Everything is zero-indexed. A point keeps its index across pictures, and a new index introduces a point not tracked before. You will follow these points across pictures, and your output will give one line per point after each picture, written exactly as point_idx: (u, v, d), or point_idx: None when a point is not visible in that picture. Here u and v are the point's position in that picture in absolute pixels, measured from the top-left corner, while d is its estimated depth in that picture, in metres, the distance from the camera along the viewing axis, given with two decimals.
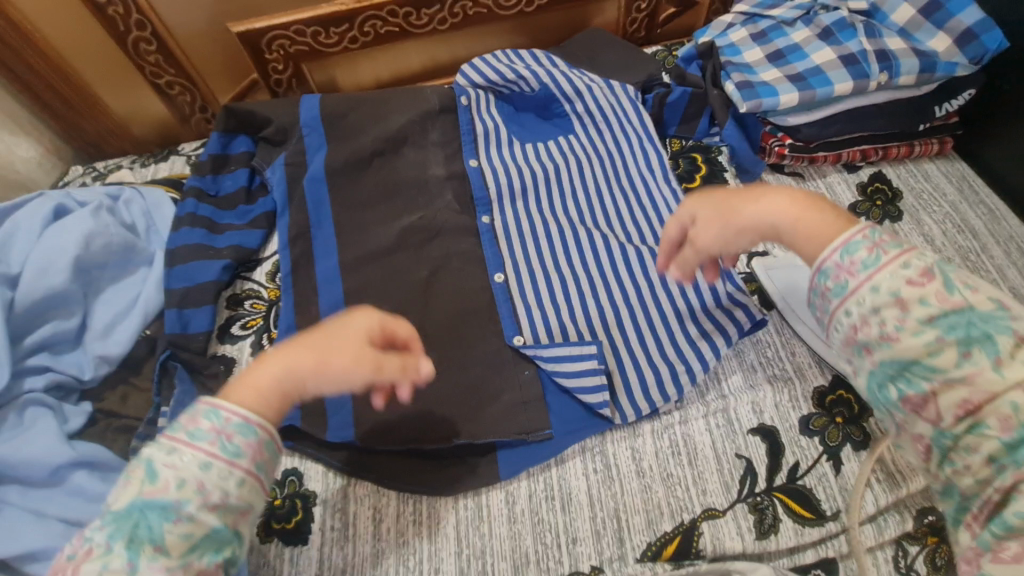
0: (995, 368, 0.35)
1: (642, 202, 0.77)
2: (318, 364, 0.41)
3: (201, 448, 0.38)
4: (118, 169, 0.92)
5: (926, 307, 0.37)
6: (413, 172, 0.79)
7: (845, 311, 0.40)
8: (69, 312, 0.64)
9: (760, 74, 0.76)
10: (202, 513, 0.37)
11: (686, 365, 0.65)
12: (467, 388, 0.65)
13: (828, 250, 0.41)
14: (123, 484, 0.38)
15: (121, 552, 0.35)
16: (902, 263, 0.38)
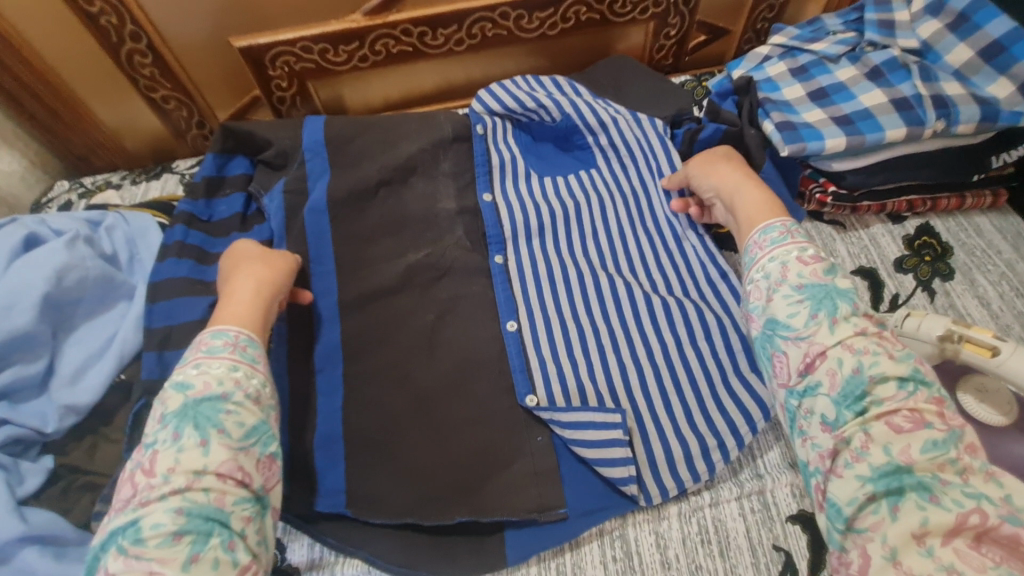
0: (831, 325, 0.47)
1: (668, 249, 0.70)
2: (244, 268, 0.58)
3: (225, 356, 0.49)
4: (106, 185, 0.87)
5: (800, 276, 0.50)
6: (422, 205, 0.73)
7: (751, 277, 0.54)
8: (35, 354, 0.57)
9: (802, 114, 0.70)
10: (248, 404, 0.47)
11: (719, 442, 0.59)
12: (472, 453, 0.59)
13: (753, 231, 0.57)
14: (168, 399, 0.46)
15: (191, 434, 0.44)
16: (798, 247, 0.53)
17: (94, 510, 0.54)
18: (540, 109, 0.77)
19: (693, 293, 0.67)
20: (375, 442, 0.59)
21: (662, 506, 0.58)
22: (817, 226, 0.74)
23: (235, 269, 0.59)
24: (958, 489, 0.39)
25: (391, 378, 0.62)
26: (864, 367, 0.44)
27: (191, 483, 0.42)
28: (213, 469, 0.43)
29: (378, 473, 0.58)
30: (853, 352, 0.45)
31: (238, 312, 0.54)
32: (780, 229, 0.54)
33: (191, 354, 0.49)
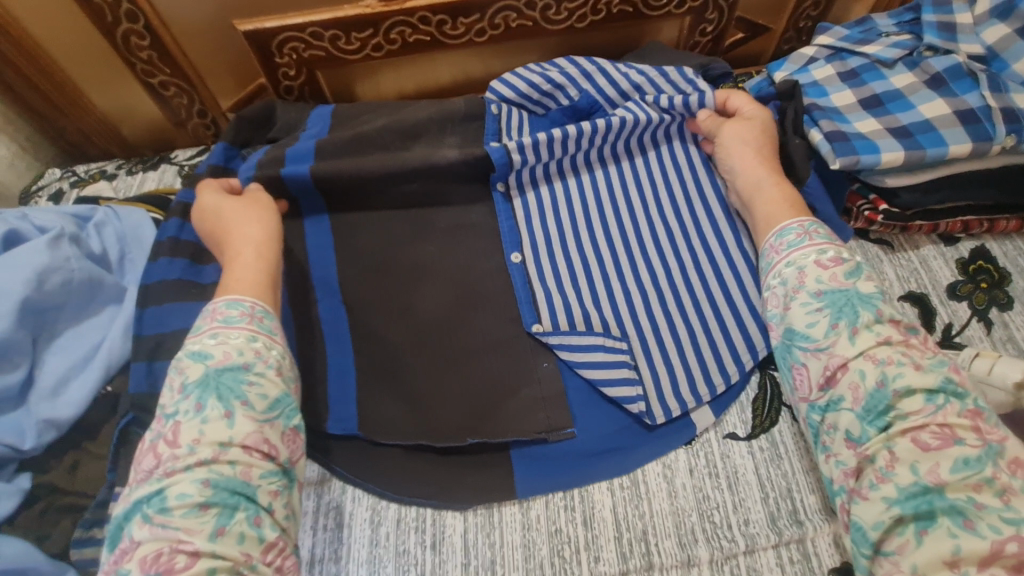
0: (850, 336, 0.42)
1: (710, 248, 0.64)
2: (241, 224, 0.56)
3: (243, 327, 0.45)
4: (100, 175, 0.82)
5: (818, 284, 0.45)
6: (419, 156, 0.66)
7: (767, 285, 0.49)
8: (12, 364, 0.52)
9: (854, 124, 0.65)
10: (272, 374, 0.44)
11: (720, 364, 0.60)
12: (480, 378, 0.60)
13: (769, 235, 0.52)
14: (181, 372, 0.43)
15: (215, 406, 0.40)
16: (819, 249, 0.48)
17: (74, 535, 0.50)
18: (556, 90, 0.74)
19: (707, 224, 0.65)
20: (382, 372, 0.61)
21: (670, 434, 0.58)
22: (862, 245, 0.69)
23: (224, 232, 0.56)
24: (997, 514, 0.35)
25: (390, 308, 0.64)
26: (888, 379, 0.40)
27: (216, 455, 0.39)
28: (239, 442, 0.40)
29: (380, 394, 0.60)
30: (876, 363, 0.41)
31: (253, 281, 0.51)
32: (797, 231, 0.49)
33: (206, 323, 0.46)
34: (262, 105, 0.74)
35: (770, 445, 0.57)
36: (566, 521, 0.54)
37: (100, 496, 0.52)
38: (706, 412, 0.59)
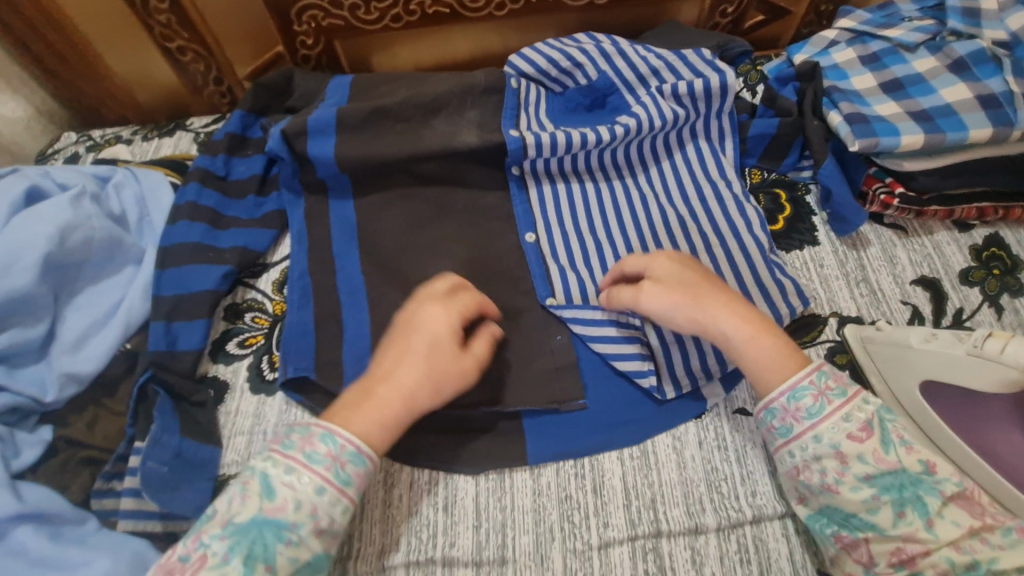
0: (927, 527, 0.42)
1: (719, 230, 0.66)
2: (404, 359, 0.49)
3: (319, 472, 0.43)
4: (116, 140, 0.82)
5: (864, 465, 0.44)
6: (440, 140, 0.68)
7: (789, 451, 0.47)
8: (35, 319, 0.53)
9: (874, 107, 0.65)
10: (311, 537, 0.43)
11: None
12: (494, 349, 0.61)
13: (777, 393, 0.47)
14: (239, 497, 0.43)
15: (238, 565, 0.40)
16: (845, 416, 0.45)
17: (94, 487, 0.51)
18: (574, 69, 0.74)
19: (716, 209, 0.68)
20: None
21: (679, 407, 0.59)
22: (876, 231, 0.68)
23: (399, 334, 0.51)
24: None
25: (407, 281, 0.65)
26: (981, 564, 0.41)
27: None
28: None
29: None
30: (960, 552, 0.42)
31: (370, 413, 0.47)
32: (814, 395, 0.46)
33: (294, 448, 0.44)
34: (283, 72, 0.74)
35: None
36: (576, 488, 0.55)
37: (120, 450, 0.53)
38: (717, 388, 0.59)
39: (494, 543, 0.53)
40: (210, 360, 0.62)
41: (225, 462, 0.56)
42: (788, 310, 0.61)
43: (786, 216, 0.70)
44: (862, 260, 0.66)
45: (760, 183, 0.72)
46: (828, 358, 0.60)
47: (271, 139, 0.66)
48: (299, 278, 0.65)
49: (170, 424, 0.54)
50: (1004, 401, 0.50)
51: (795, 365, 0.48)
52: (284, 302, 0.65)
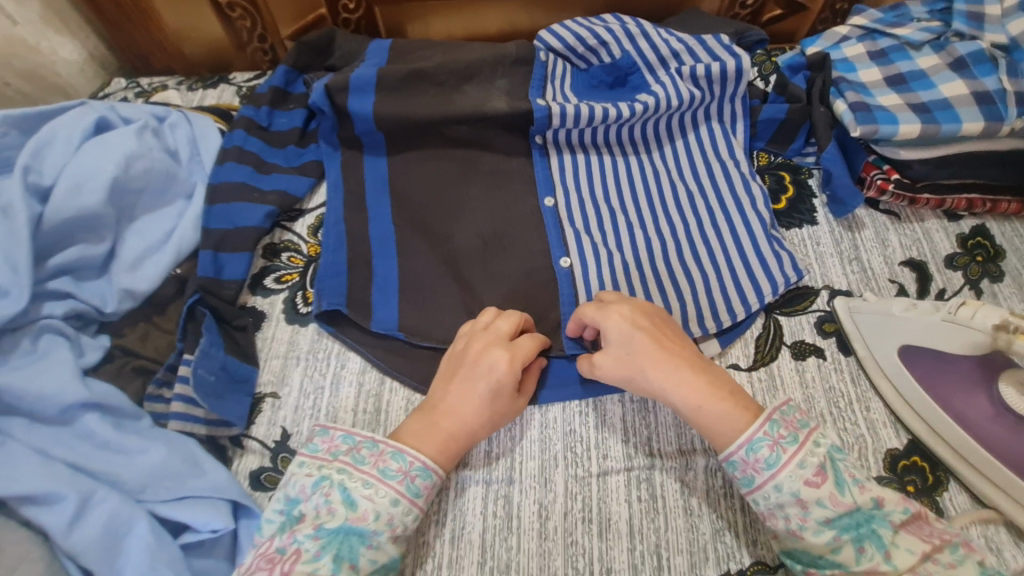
0: (887, 559, 0.45)
1: (725, 206, 0.71)
2: (465, 400, 0.54)
3: (393, 485, 0.49)
4: (162, 88, 0.86)
5: (823, 510, 0.47)
6: (471, 104, 0.73)
7: (754, 499, 0.50)
8: (99, 238, 0.59)
9: (877, 97, 0.71)
10: (389, 542, 0.48)
11: (729, 306, 0.66)
12: (511, 299, 0.67)
13: (735, 446, 0.49)
14: (324, 506, 0.48)
15: (329, 562, 0.45)
16: (799, 463, 0.48)
17: (147, 390, 0.57)
18: (600, 47, 0.78)
19: (724, 187, 0.73)
20: (414, 287, 0.67)
21: None
22: (872, 215, 0.73)
23: (465, 373, 0.55)
24: None
25: (434, 234, 0.70)
26: None
27: None
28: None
29: (419, 294, 0.66)
30: None
31: (434, 439, 0.52)
32: (770, 446, 0.48)
33: (369, 463, 0.50)
34: (325, 31, 0.79)
35: (768, 377, 0.63)
36: (580, 424, 0.60)
37: (169, 362, 0.58)
38: (714, 343, 0.65)
39: (502, 465, 0.58)
40: (249, 292, 0.67)
41: (261, 381, 0.61)
42: (783, 282, 0.66)
43: (788, 197, 0.75)
44: (856, 241, 0.72)
45: (766, 165, 0.77)
46: (817, 326, 0.66)
47: (315, 93, 0.71)
48: (335, 225, 0.69)
49: (216, 342, 0.60)
50: (971, 362, 0.57)
51: (746, 421, 0.50)
52: (318, 244, 0.70)
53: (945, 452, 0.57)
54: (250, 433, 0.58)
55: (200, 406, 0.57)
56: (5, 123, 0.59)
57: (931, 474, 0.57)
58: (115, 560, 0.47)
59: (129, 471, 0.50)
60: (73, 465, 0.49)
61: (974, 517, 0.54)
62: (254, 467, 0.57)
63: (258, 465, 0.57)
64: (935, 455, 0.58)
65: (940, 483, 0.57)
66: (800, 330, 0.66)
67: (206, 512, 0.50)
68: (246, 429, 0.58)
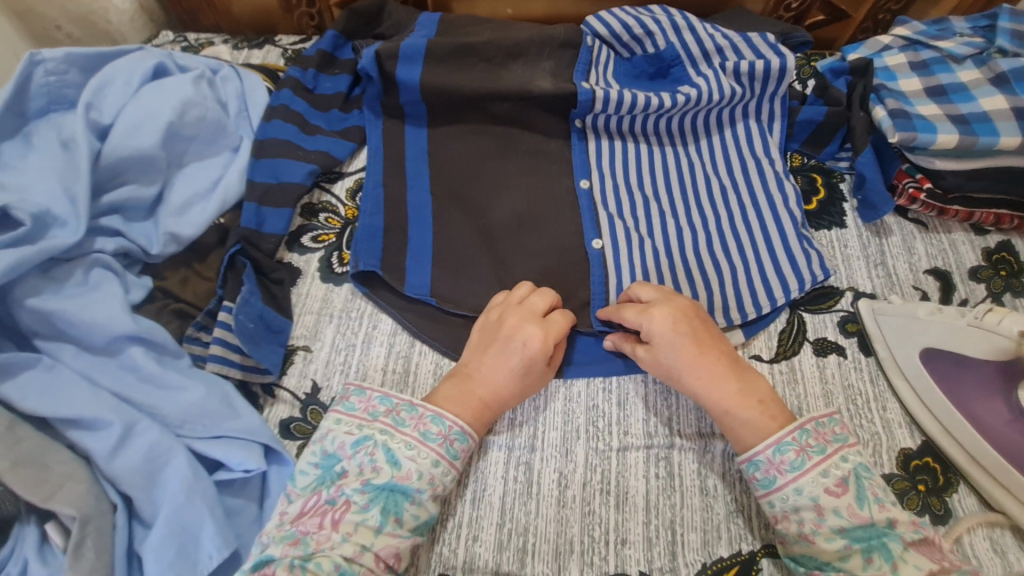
0: (893, 571, 0.45)
1: (756, 202, 0.73)
2: (498, 371, 0.55)
3: (433, 448, 0.51)
4: (208, 44, 0.87)
5: (839, 519, 0.48)
6: (517, 83, 0.74)
7: (770, 501, 0.51)
8: (150, 180, 0.61)
9: (916, 106, 0.72)
10: (430, 500, 0.50)
11: (755, 299, 0.67)
12: (542, 275, 0.68)
13: (762, 446, 0.51)
14: (368, 465, 0.50)
15: (377, 514, 0.47)
16: (822, 471, 0.49)
17: (186, 332, 0.58)
18: (645, 37, 0.79)
19: (756, 183, 0.74)
20: (448, 256, 0.68)
21: None
22: (900, 222, 0.74)
23: (499, 346, 0.57)
24: None
25: (471, 206, 0.71)
26: None
27: (357, 555, 0.46)
28: (375, 549, 0.47)
29: (452, 263, 0.67)
30: None
31: (467, 406, 0.54)
32: (797, 450, 0.50)
33: (409, 425, 0.52)
34: (376, 0, 0.80)
35: (789, 369, 0.64)
36: (602, 400, 0.62)
37: (209, 307, 0.59)
38: (739, 333, 0.66)
39: (525, 432, 0.60)
40: (286, 249, 0.67)
41: (294, 334, 0.63)
42: (809, 280, 0.68)
43: (820, 199, 0.76)
44: (882, 247, 0.73)
45: (799, 166, 0.78)
46: (840, 325, 0.67)
47: (365, 58, 0.72)
48: (374, 189, 0.70)
49: (256, 291, 0.61)
50: (993, 368, 0.58)
51: (772, 427, 0.52)
52: (356, 208, 0.70)
53: (958, 454, 0.59)
54: (282, 384, 0.59)
55: (237, 351, 0.58)
56: (67, 62, 0.60)
57: (943, 475, 0.58)
58: (153, 489, 0.49)
59: (170, 407, 0.52)
60: (119, 395, 0.51)
61: (981, 519, 0.56)
62: (284, 416, 0.58)
63: (288, 415, 0.58)
64: (947, 457, 0.59)
65: (950, 485, 0.58)
66: (823, 327, 0.67)
67: (240, 452, 0.51)
68: (278, 378, 0.60)
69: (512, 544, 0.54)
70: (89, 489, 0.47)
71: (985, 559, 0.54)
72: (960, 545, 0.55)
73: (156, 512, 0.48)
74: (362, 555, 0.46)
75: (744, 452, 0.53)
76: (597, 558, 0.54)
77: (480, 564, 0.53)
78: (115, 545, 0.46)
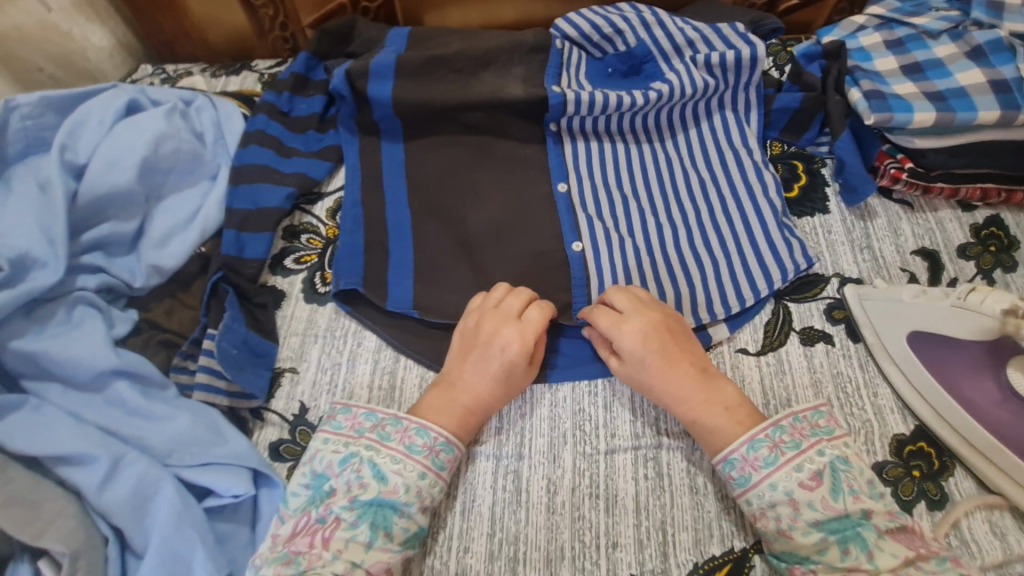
0: (870, 560, 0.46)
1: (736, 194, 0.72)
2: (479, 376, 0.56)
3: (419, 460, 0.51)
4: (187, 74, 0.88)
5: (813, 512, 0.49)
6: (488, 91, 0.74)
7: (747, 499, 0.51)
8: (129, 215, 0.62)
9: (892, 86, 0.71)
10: (419, 512, 0.51)
11: (739, 292, 0.66)
12: (522, 281, 0.68)
13: (737, 444, 0.52)
14: (355, 481, 0.50)
15: (366, 530, 0.48)
16: (796, 467, 0.50)
17: (173, 362, 0.60)
18: (615, 35, 0.79)
19: (735, 174, 0.73)
20: (429, 267, 0.68)
21: None
22: (884, 204, 0.73)
23: (478, 353, 0.57)
24: None
25: (449, 217, 0.71)
26: None
27: (349, 571, 0.46)
28: (366, 565, 0.47)
29: (433, 274, 0.68)
30: None
31: (453, 413, 0.55)
32: (769, 446, 0.51)
33: (395, 440, 0.52)
34: (345, 20, 0.80)
35: (776, 361, 0.64)
36: (588, 403, 0.62)
37: (193, 335, 0.61)
38: (723, 328, 0.66)
39: (512, 441, 0.60)
40: (270, 273, 0.68)
41: (280, 356, 0.63)
42: (793, 269, 0.67)
43: (801, 185, 0.75)
44: (868, 230, 0.72)
45: (779, 154, 0.77)
46: (826, 312, 0.66)
47: (336, 78, 0.73)
48: (352, 208, 0.71)
49: (238, 317, 0.62)
50: (981, 348, 0.58)
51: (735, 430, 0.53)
52: (337, 227, 0.71)
53: (951, 437, 0.58)
54: (270, 407, 0.60)
55: (223, 377, 0.59)
56: (42, 105, 0.62)
57: (937, 460, 0.57)
58: (143, 519, 0.50)
59: (156, 438, 0.53)
60: (106, 429, 0.52)
61: (978, 502, 0.55)
62: (273, 439, 0.59)
63: (277, 437, 0.59)
64: (942, 441, 0.58)
65: (946, 469, 0.57)
66: (809, 316, 0.66)
67: (228, 478, 0.52)
68: (266, 402, 0.61)
69: (503, 554, 0.54)
70: (79, 524, 0.48)
71: (984, 543, 0.53)
72: (958, 530, 0.54)
73: (148, 542, 0.49)
74: (353, 571, 0.46)
75: (717, 453, 0.54)
76: (588, 563, 0.54)
77: (472, 575, 0.54)
78: None
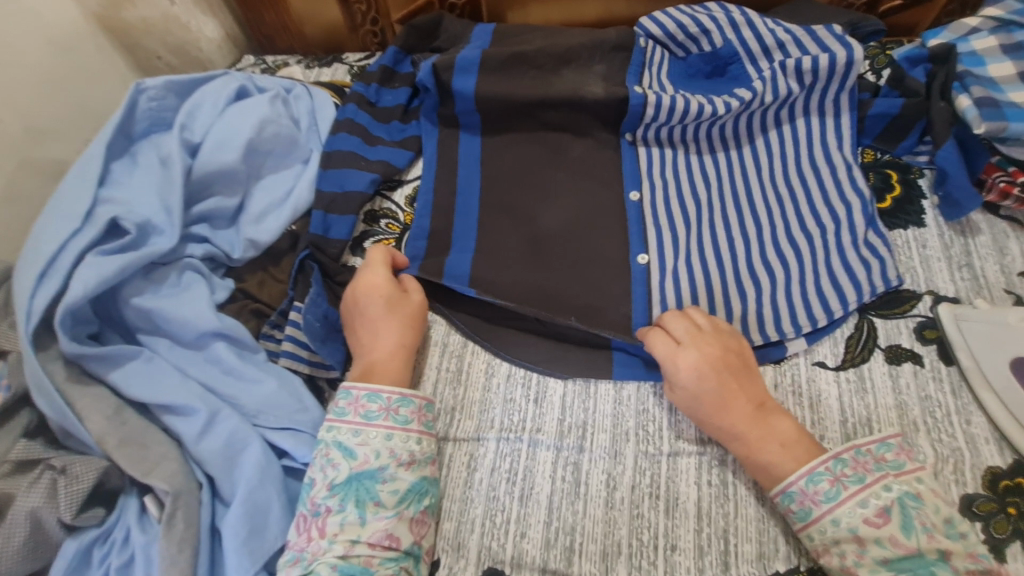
0: None
1: (822, 203, 0.69)
2: (380, 324, 0.61)
3: (380, 423, 0.54)
4: (284, 65, 0.94)
5: (881, 549, 0.47)
6: (569, 89, 0.75)
7: (808, 533, 0.50)
8: (232, 192, 0.68)
9: (1008, 94, 0.67)
10: (400, 470, 0.53)
11: (819, 304, 0.64)
12: (586, 284, 0.68)
13: (795, 476, 0.51)
14: (328, 465, 0.53)
15: (353, 508, 0.50)
16: (860, 501, 0.49)
17: (263, 330, 0.64)
18: (701, 36, 0.77)
19: (820, 182, 0.70)
20: (498, 257, 0.70)
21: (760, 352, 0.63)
22: (990, 220, 0.68)
23: (361, 314, 0.62)
24: None
25: (518, 214, 0.72)
26: None
27: (349, 550, 0.49)
28: (365, 539, 0.50)
29: (499, 271, 0.68)
30: None
31: (391, 369, 0.59)
32: (830, 480, 0.50)
33: (351, 413, 0.54)
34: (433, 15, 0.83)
35: (857, 378, 0.61)
36: (654, 404, 0.61)
37: (282, 307, 0.65)
38: (801, 341, 0.63)
39: (575, 434, 0.60)
40: (351, 252, 0.72)
41: None
42: (874, 284, 0.64)
43: (895, 196, 0.71)
44: (968, 247, 0.67)
45: (872, 162, 0.74)
46: (916, 331, 0.63)
47: (423, 71, 0.76)
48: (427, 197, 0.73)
49: (322, 293, 0.65)
50: None
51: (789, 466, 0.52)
52: (414, 214, 0.74)
53: None
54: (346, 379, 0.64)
55: (307, 348, 0.63)
56: (165, 88, 0.68)
57: None
58: (232, 471, 0.54)
59: (247, 397, 0.57)
60: (205, 385, 0.57)
61: None
62: None
63: None
64: None
65: None
66: (896, 333, 0.63)
67: (306, 446, 0.56)
68: (343, 374, 0.64)
69: (558, 543, 0.55)
70: (180, 467, 0.52)
71: None
72: None
73: (234, 492, 0.53)
74: (353, 548, 0.49)
75: (776, 485, 0.52)
76: (645, 562, 0.53)
77: (528, 560, 0.54)
78: (201, 519, 0.52)
